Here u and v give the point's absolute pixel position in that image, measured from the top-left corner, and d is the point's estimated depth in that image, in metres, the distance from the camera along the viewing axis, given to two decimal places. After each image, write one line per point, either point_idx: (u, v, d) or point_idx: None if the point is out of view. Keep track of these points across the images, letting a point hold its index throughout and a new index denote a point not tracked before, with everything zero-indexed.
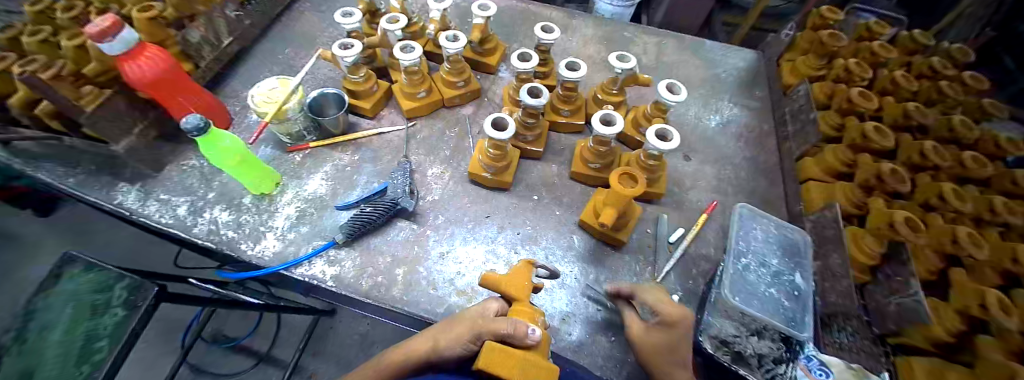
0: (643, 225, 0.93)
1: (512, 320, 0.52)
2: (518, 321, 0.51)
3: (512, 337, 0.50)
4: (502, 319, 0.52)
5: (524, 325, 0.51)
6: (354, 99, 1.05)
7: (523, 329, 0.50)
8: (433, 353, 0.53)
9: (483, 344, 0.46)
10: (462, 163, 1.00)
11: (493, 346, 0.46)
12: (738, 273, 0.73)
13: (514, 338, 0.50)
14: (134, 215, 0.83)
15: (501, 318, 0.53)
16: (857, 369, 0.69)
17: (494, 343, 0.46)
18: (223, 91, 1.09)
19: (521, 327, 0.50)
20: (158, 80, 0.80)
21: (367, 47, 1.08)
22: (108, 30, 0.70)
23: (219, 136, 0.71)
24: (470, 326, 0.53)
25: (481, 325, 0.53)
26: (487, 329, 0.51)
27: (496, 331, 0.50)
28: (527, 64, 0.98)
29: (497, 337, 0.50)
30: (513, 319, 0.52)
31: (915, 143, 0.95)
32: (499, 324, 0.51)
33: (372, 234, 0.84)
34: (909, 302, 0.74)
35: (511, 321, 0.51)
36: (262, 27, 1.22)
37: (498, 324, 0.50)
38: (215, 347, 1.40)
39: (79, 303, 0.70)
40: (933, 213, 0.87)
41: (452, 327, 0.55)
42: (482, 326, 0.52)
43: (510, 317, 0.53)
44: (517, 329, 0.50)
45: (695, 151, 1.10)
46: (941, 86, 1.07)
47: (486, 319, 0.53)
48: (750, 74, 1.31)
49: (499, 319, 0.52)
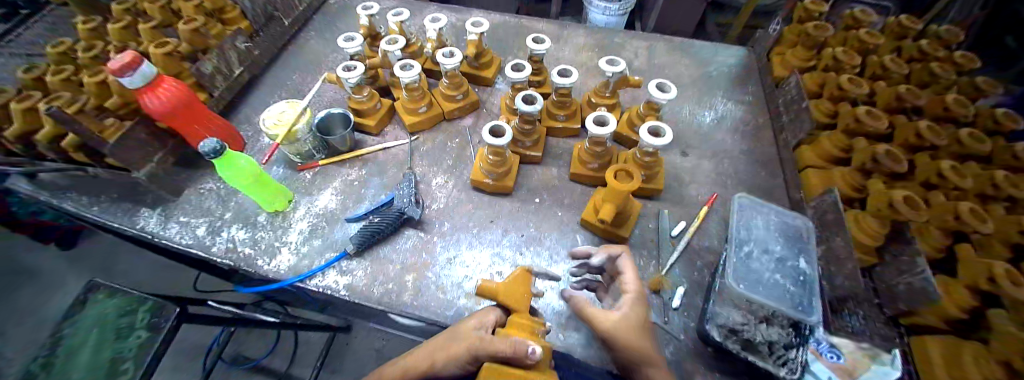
0: (645, 221, 0.95)
1: (512, 339, 0.50)
2: (517, 342, 0.50)
3: (513, 359, 0.49)
4: (501, 339, 0.50)
5: (525, 344, 0.50)
6: (359, 117, 1.10)
7: (524, 351, 0.49)
8: (431, 370, 0.54)
9: (483, 366, 0.47)
10: (465, 172, 1.03)
11: (489, 367, 0.47)
12: (740, 261, 0.73)
13: (515, 361, 0.49)
14: (157, 238, 0.87)
15: (500, 337, 0.51)
16: (867, 348, 0.66)
17: (489, 364, 0.47)
18: (236, 117, 1.15)
19: (522, 348, 0.49)
20: (175, 109, 0.86)
21: (369, 68, 1.14)
22: (129, 64, 0.76)
23: (235, 156, 0.76)
24: (466, 347, 0.52)
25: (479, 345, 0.51)
26: (485, 351, 0.50)
27: (495, 353, 0.49)
28: (520, 73, 1.03)
29: (496, 358, 0.49)
30: (514, 337, 0.51)
31: (909, 125, 0.97)
32: (500, 345, 0.50)
33: (383, 244, 0.87)
34: (919, 280, 0.73)
35: (511, 341, 0.50)
36: (271, 56, 1.29)
37: (498, 348, 0.49)
38: (233, 369, 1.41)
39: (105, 326, 0.74)
40: (934, 191, 0.87)
41: (450, 345, 0.54)
42: (480, 346, 0.51)
43: (509, 336, 0.51)
44: (517, 349, 0.49)
45: (692, 147, 1.12)
46: (932, 68, 1.08)
47: (485, 339, 0.51)
48: (741, 69, 1.34)
49: (499, 339, 0.50)
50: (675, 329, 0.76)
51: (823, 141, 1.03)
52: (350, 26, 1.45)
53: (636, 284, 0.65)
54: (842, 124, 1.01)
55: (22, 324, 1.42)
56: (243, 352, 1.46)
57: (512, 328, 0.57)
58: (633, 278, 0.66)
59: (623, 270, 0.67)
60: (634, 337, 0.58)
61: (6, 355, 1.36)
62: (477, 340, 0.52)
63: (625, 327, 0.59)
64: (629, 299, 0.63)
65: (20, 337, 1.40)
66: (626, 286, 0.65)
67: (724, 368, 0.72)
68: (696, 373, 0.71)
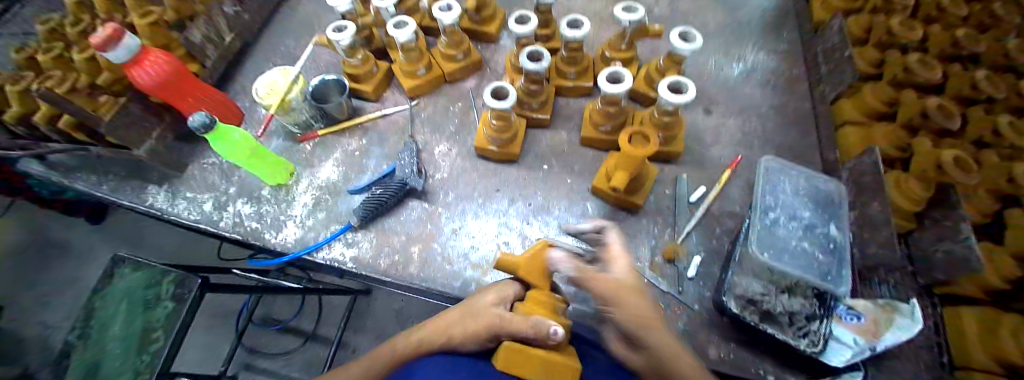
0: (661, 186, 0.89)
1: (533, 320, 0.48)
2: (539, 323, 0.48)
3: (533, 340, 0.48)
4: (521, 320, 0.49)
5: (546, 325, 0.48)
6: (355, 83, 1.04)
7: (545, 331, 0.47)
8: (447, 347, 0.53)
9: (505, 346, 0.45)
10: (469, 139, 0.98)
11: (512, 348, 0.45)
12: (766, 230, 0.68)
13: (535, 341, 0.47)
14: (166, 214, 0.88)
15: (522, 317, 0.50)
16: (885, 303, 0.62)
17: (513, 345, 0.46)
18: (232, 88, 1.11)
19: (544, 328, 0.47)
20: (165, 83, 0.82)
21: (363, 29, 1.07)
22: (111, 38, 0.71)
23: (229, 131, 0.73)
24: (485, 326, 0.51)
25: (498, 324, 0.50)
26: (506, 332, 0.49)
27: (515, 333, 0.48)
28: (525, 27, 0.93)
29: (516, 339, 0.49)
30: (535, 318, 0.49)
31: (965, 74, 0.85)
32: (520, 326, 0.48)
33: (386, 216, 0.85)
34: (960, 249, 0.67)
35: (533, 322, 0.48)
36: (262, 19, 1.22)
37: (519, 329, 0.47)
38: (265, 329, 1.50)
39: (132, 299, 0.75)
40: (986, 151, 0.77)
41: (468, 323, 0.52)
42: (499, 326, 0.50)
43: (529, 317, 0.50)
44: (541, 330, 0.47)
45: (716, 104, 1.03)
46: (995, 7, 0.90)
47: (506, 320, 0.50)
48: (775, 14, 1.19)
49: (519, 320, 0.49)
50: (689, 300, 0.73)
51: (864, 93, 0.92)
52: None
53: (623, 250, 0.55)
54: (887, 75, 0.89)
55: (65, 294, 1.52)
56: (272, 314, 1.54)
57: (531, 304, 0.55)
58: (621, 249, 0.55)
59: (608, 237, 0.58)
60: (635, 298, 0.49)
61: (55, 322, 1.47)
62: (498, 320, 0.50)
63: (624, 289, 0.49)
64: (619, 263, 0.53)
65: (65, 306, 1.50)
66: (614, 253, 0.55)
67: (739, 338, 0.70)
68: (710, 344, 0.69)
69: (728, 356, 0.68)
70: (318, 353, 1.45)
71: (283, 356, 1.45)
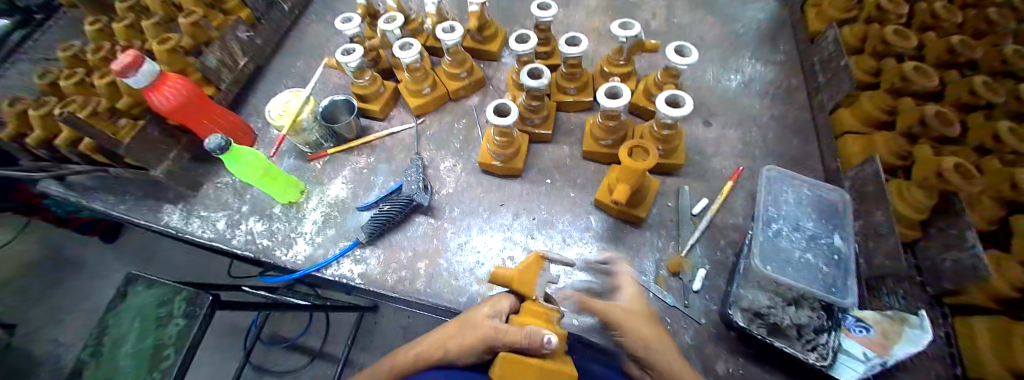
0: (664, 198, 0.90)
1: (526, 330, 0.49)
2: (533, 332, 0.48)
3: (528, 348, 0.48)
4: (516, 331, 0.49)
5: (540, 333, 0.48)
6: (363, 102, 1.07)
7: (539, 340, 0.47)
8: (443, 360, 0.55)
9: (499, 356, 0.46)
10: (473, 154, 1.01)
11: (505, 357, 0.46)
12: (769, 241, 0.68)
13: (531, 351, 0.48)
14: (181, 233, 0.91)
15: (516, 328, 0.50)
16: (895, 314, 0.61)
17: (506, 354, 0.46)
18: (245, 109, 1.15)
19: (537, 337, 0.47)
20: (181, 107, 0.86)
21: (370, 50, 1.10)
22: (131, 64, 0.75)
23: (242, 151, 0.76)
24: (483, 338, 0.51)
25: (494, 335, 0.50)
26: (501, 342, 0.49)
27: (511, 344, 0.48)
28: (526, 46, 0.96)
29: (512, 348, 0.49)
30: (529, 327, 0.49)
31: (963, 80, 0.85)
32: (514, 336, 0.49)
33: (394, 232, 0.87)
34: (967, 257, 0.66)
35: (525, 332, 0.48)
36: (274, 43, 1.28)
37: (514, 340, 0.48)
38: (272, 348, 1.51)
39: (146, 316, 0.77)
40: (989, 157, 0.76)
41: (463, 336, 0.53)
42: (495, 337, 0.50)
43: (524, 326, 0.50)
44: (534, 339, 0.47)
45: (716, 115, 1.04)
46: (989, 14, 0.90)
47: (500, 330, 0.50)
48: (772, 26, 1.21)
49: (514, 330, 0.49)
50: (695, 313, 0.73)
51: (863, 101, 0.91)
52: (349, 6, 1.40)
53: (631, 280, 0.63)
54: (885, 83, 0.88)
55: (79, 311, 1.56)
56: (279, 332, 1.55)
57: (526, 315, 0.55)
58: (628, 278, 0.63)
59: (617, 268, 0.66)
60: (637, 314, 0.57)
61: (69, 338, 1.50)
62: (492, 331, 0.51)
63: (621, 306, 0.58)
64: (626, 291, 0.61)
65: (79, 323, 1.53)
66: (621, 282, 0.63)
67: (748, 353, 0.69)
68: (717, 358, 0.69)
69: (736, 370, 0.67)
70: (324, 372, 1.46)
71: (290, 374, 1.46)
